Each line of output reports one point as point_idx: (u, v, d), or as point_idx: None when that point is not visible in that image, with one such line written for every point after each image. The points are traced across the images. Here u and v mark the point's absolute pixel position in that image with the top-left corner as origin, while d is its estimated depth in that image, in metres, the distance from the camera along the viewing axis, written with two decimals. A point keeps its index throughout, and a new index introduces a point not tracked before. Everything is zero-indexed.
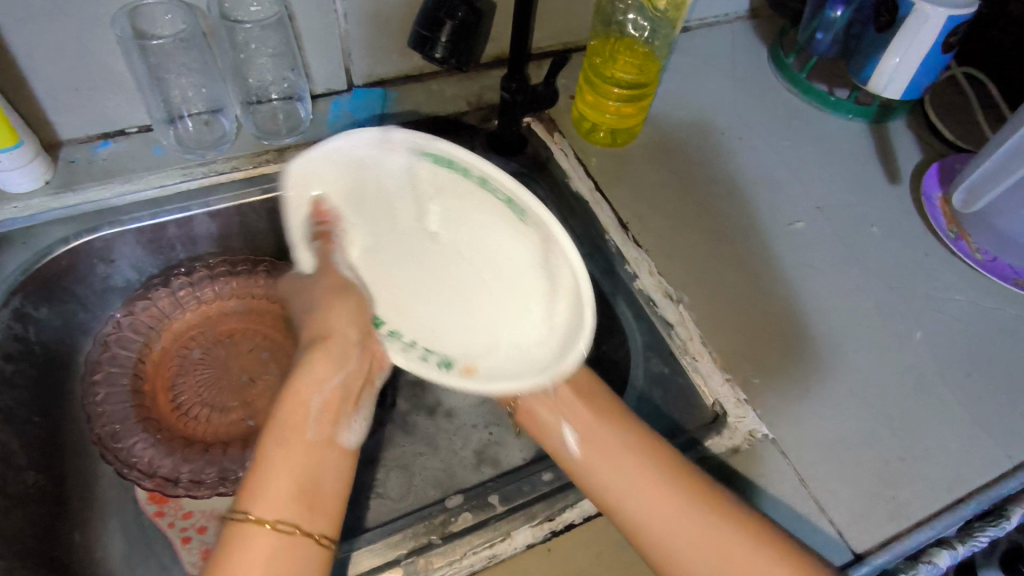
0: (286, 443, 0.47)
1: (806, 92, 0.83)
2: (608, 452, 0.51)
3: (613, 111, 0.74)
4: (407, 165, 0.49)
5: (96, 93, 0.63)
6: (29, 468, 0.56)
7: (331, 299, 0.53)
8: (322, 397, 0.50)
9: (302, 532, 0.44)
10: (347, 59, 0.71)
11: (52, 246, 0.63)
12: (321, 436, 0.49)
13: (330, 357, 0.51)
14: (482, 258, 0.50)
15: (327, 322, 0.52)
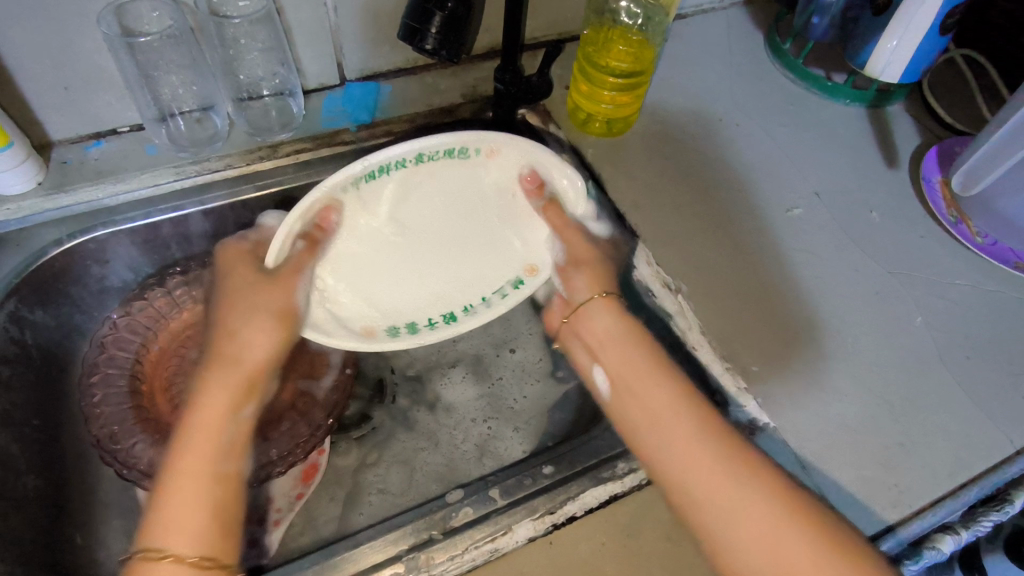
0: (194, 469, 0.46)
1: (803, 78, 0.83)
2: (632, 381, 0.53)
3: (609, 101, 0.73)
4: (351, 209, 0.58)
5: (86, 92, 0.63)
6: (28, 471, 0.56)
7: (248, 321, 0.53)
8: (230, 426, 0.49)
9: (207, 565, 0.44)
10: (339, 54, 0.71)
11: (45, 248, 0.62)
12: (228, 468, 0.48)
13: (229, 381, 0.51)
14: (490, 203, 0.62)
15: (243, 342, 0.53)
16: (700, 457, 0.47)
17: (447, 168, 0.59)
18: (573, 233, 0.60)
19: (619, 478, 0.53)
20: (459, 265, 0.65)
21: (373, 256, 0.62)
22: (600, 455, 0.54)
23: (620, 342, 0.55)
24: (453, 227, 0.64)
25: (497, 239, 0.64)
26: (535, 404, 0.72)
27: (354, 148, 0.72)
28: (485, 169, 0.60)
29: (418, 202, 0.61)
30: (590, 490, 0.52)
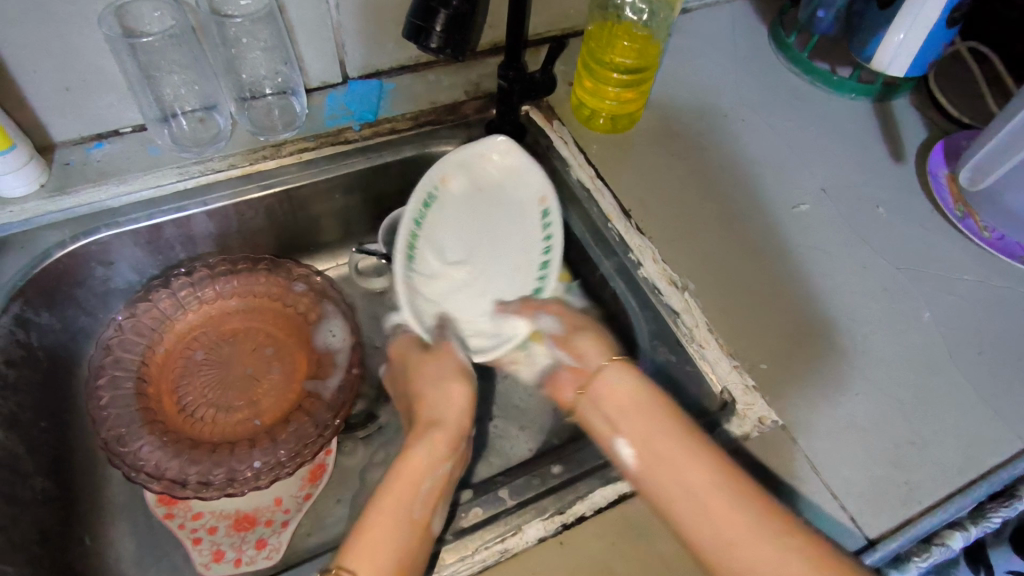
0: (392, 508, 0.46)
1: (808, 72, 0.82)
2: (668, 468, 0.47)
3: (614, 96, 0.72)
4: (427, 283, 0.62)
5: (88, 93, 0.62)
6: (37, 474, 0.56)
7: (439, 386, 0.55)
8: (435, 478, 0.48)
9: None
10: (341, 52, 0.70)
11: (49, 250, 0.62)
12: (422, 517, 0.46)
13: (448, 441, 0.51)
14: (497, 199, 0.64)
15: (440, 407, 0.53)
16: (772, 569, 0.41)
17: (438, 212, 0.63)
18: (559, 310, 0.60)
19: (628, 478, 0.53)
20: (518, 250, 0.64)
21: (465, 288, 0.63)
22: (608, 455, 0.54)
23: (653, 419, 0.49)
24: (494, 231, 0.64)
25: (509, 212, 0.64)
26: (541, 403, 0.73)
27: (357, 147, 0.72)
28: (449, 189, 0.63)
29: (448, 241, 0.63)
30: (599, 490, 0.52)
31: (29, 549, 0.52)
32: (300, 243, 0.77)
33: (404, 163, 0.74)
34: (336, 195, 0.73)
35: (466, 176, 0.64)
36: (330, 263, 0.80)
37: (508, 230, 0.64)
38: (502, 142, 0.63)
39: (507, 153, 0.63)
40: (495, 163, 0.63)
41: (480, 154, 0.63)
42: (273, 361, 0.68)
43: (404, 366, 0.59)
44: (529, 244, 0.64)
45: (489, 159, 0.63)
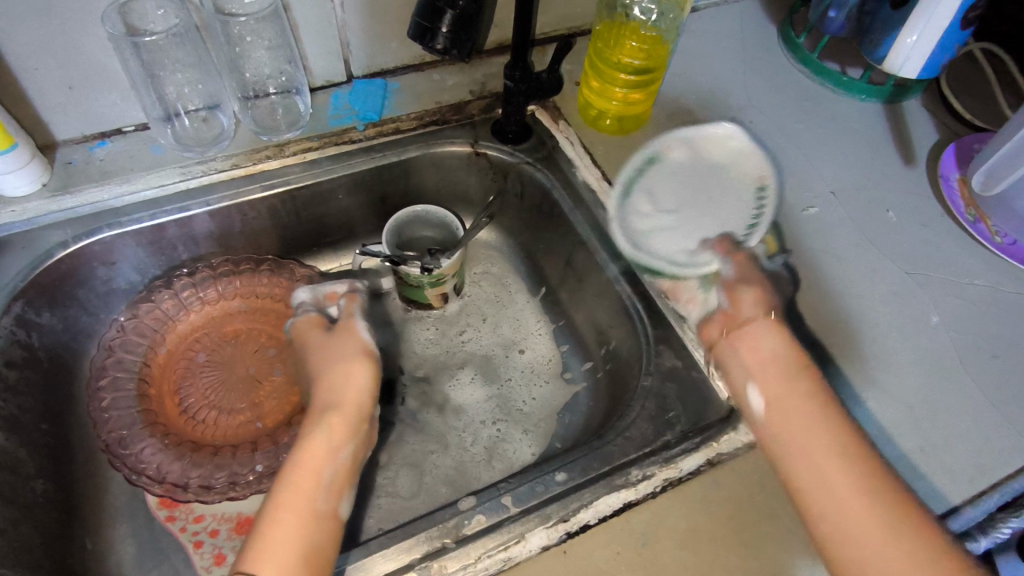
0: (292, 501, 0.43)
1: (818, 73, 0.81)
2: (786, 419, 0.48)
3: (620, 97, 0.72)
4: (624, 218, 0.67)
5: (90, 91, 0.62)
6: (37, 476, 0.56)
7: (338, 366, 0.51)
8: (335, 466, 0.46)
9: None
10: (346, 51, 0.70)
11: (51, 250, 0.62)
12: (328, 508, 0.44)
13: (347, 423, 0.48)
14: (726, 163, 0.68)
15: (337, 385, 0.50)
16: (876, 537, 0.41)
17: (638, 168, 0.69)
18: (743, 258, 0.57)
19: (633, 485, 0.52)
20: (728, 205, 0.64)
21: (701, 228, 0.63)
22: (612, 462, 0.54)
23: (787, 372, 0.50)
24: (705, 183, 0.66)
25: (718, 174, 0.67)
26: (544, 406, 0.72)
27: (361, 147, 0.72)
28: (659, 155, 0.69)
29: (650, 192, 0.68)
30: (603, 499, 0.52)
31: (29, 552, 0.51)
32: (303, 243, 0.76)
33: (408, 164, 0.73)
34: (340, 195, 0.73)
35: (691, 142, 0.68)
36: (333, 263, 0.79)
37: (717, 189, 0.65)
38: (728, 128, 0.68)
39: (733, 136, 0.68)
40: (734, 144, 0.68)
41: (707, 139, 0.68)
42: (276, 361, 0.67)
43: (316, 346, 0.54)
44: (743, 207, 0.64)
45: (716, 130, 0.68)
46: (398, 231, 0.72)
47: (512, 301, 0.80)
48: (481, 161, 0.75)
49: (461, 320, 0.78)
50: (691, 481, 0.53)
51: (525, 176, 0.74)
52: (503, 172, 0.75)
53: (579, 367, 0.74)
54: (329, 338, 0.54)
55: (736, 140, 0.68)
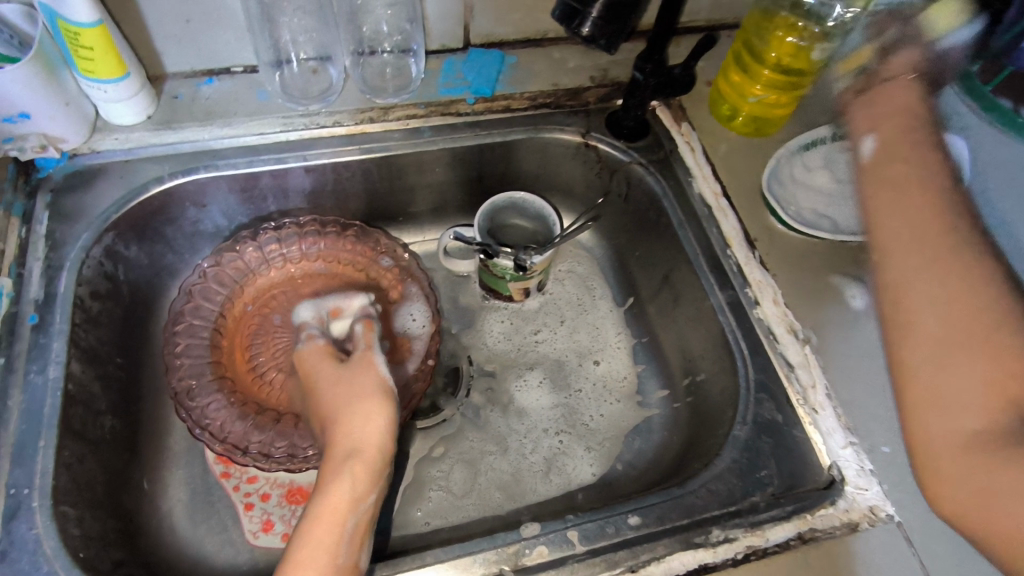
0: (313, 560, 0.41)
1: (987, 109, 0.71)
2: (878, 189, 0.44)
3: (755, 98, 0.65)
4: (785, 163, 0.64)
5: (207, 27, 0.59)
6: (107, 411, 0.55)
7: (355, 408, 0.47)
8: (357, 517, 0.43)
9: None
10: (469, 15, 0.65)
11: (147, 184, 0.61)
12: (349, 561, 0.42)
13: (370, 472, 0.44)
14: None
15: (357, 429, 0.45)
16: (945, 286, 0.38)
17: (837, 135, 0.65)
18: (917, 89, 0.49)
19: (712, 546, 0.47)
20: None
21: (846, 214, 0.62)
22: (692, 516, 0.49)
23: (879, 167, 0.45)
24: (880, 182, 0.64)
25: None
26: (613, 425, 0.68)
27: (468, 122, 0.67)
28: None
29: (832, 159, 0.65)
30: (678, 555, 0.47)
31: (91, 489, 0.50)
32: (390, 212, 0.73)
33: (512, 145, 0.69)
34: (437, 167, 0.69)
35: None
36: (417, 237, 0.76)
37: None
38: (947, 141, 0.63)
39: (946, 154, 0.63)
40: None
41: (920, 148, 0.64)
42: None
43: (332, 374, 0.50)
44: None
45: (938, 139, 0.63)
46: (491, 216, 0.68)
47: (594, 307, 0.74)
48: (589, 154, 0.69)
49: (538, 319, 0.73)
50: (778, 555, 0.48)
51: (634, 178, 0.68)
52: (610, 170, 0.70)
53: (657, 391, 0.69)
54: (346, 368, 0.50)
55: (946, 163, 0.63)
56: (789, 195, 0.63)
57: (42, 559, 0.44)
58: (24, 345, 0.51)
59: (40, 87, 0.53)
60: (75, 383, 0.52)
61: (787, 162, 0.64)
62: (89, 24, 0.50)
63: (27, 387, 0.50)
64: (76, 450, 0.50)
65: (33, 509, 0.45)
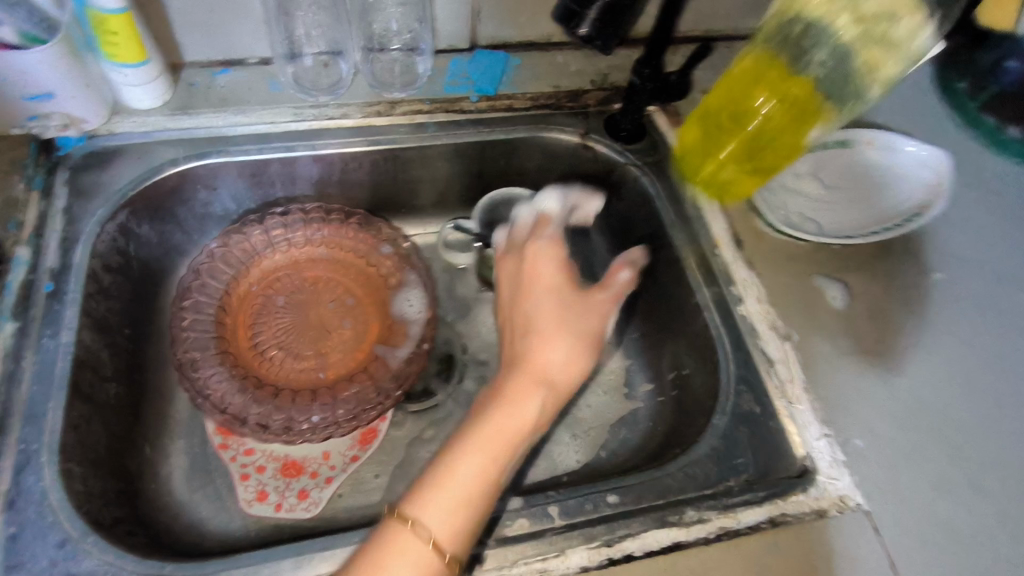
0: (487, 460, 0.43)
1: (972, 125, 0.73)
2: None
3: (726, 152, 0.64)
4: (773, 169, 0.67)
5: (225, 18, 0.62)
6: (113, 379, 0.58)
7: (559, 336, 0.49)
8: (526, 440, 0.45)
9: (447, 557, 0.40)
10: (475, 18, 0.68)
11: (161, 166, 0.63)
12: (504, 484, 0.44)
13: (551, 400, 0.47)
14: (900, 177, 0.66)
15: (554, 358, 0.48)
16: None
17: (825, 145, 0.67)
18: None
19: (686, 526, 0.50)
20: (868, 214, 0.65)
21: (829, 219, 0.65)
22: (668, 497, 0.51)
23: None
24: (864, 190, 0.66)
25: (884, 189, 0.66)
26: (599, 416, 0.70)
27: (471, 119, 0.70)
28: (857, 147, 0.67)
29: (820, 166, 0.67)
30: (652, 532, 0.49)
31: (95, 450, 0.53)
32: (392, 204, 0.76)
33: (513, 143, 0.71)
34: (439, 162, 0.72)
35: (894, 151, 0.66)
36: (419, 229, 0.79)
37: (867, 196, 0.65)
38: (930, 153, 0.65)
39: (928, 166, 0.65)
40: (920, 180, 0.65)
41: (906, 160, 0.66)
42: (349, 314, 0.67)
43: (558, 300, 0.51)
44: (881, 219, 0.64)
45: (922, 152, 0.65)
46: (490, 210, 0.70)
47: None
48: (587, 154, 0.72)
49: None
50: (748, 536, 0.50)
51: (629, 179, 0.71)
52: (606, 171, 0.72)
53: (644, 385, 0.71)
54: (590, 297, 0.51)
55: (928, 174, 0.65)
56: (777, 199, 0.66)
57: (47, 509, 0.46)
58: (39, 311, 0.54)
59: (64, 68, 0.55)
60: (85, 349, 0.55)
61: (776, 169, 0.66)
62: (115, 11, 0.53)
63: (40, 350, 0.52)
64: (83, 412, 0.52)
65: (41, 463, 0.47)
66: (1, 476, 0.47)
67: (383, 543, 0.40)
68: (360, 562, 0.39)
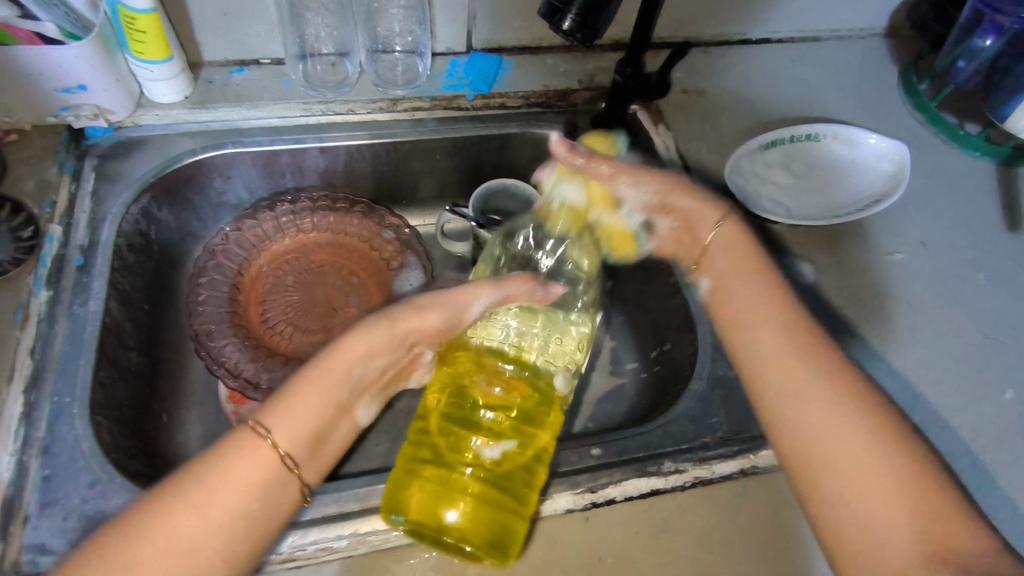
0: (334, 377, 0.49)
1: (932, 121, 0.79)
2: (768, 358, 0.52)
3: (498, 450, 0.49)
4: (749, 156, 0.72)
5: (242, 20, 0.68)
6: (134, 347, 0.62)
7: (429, 299, 0.54)
8: (364, 370, 0.51)
9: (297, 473, 0.46)
10: (471, 22, 0.74)
11: (181, 155, 0.69)
12: (348, 405, 0.50)
13: (390, 344, 0.52)
14: (861, 167, 0.72)
15: (422, 318, 0.53)
16: (768, 347, 0.53)
17: (794, 138, 0.73)
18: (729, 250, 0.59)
19: (663, 475, 0.54)
20: (834, 199, 0.70)
21: (800, 203, 0.70)
22: (648, 450, 0.56)
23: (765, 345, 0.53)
24: (827, 178, 0.72)
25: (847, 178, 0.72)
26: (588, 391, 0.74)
27: (467, 116, 0.76)
28: (819, 142, 0.73)
29: (790, 157, 0.73)
30: (632, 480, 0.54)
31: (118, 409, 0.57)
32: (394, 195, 0.81)
33: (506, 138, 0.77)
34: (437, 155, 0.77)
35: (856, 145, 0.73)
36: (419, 219, 0.84)
37: (830, 184, 0.71)
38: (886, 146, 0.71)
39: (891, 158, 0.71)
40: (881, 171, 0.71)
41: (865, 153, 0.72)
42: (353, 295, 0.72)
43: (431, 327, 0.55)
44: (846, 203, 0.70)
45: (879, 141, 0.72)
46: (484, 199, 0.75)
47: None
48: None
49: None
50: (720, 484, 0.54)
51: None
52: None
53: (630, 363, 0.75)
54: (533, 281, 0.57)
55: (889, 166, 0.71)
56: (752, 186, 0.70)
57: (79, 455, 0.51)
58: (70, 282, 0.59)
59: (97, 63, 0.61)
60: (111, 317, 0.59)
61: (749, 158, 0.72)
62: (144, 11, 0.59)
63: (71, 316, 0.57)
64: (109, 374, 0.57)
65: (74, 415, 0.52)
66: (37, 425, 0.52)
67: (220, 461, 0.44)
68: (204, 472, 0.43)
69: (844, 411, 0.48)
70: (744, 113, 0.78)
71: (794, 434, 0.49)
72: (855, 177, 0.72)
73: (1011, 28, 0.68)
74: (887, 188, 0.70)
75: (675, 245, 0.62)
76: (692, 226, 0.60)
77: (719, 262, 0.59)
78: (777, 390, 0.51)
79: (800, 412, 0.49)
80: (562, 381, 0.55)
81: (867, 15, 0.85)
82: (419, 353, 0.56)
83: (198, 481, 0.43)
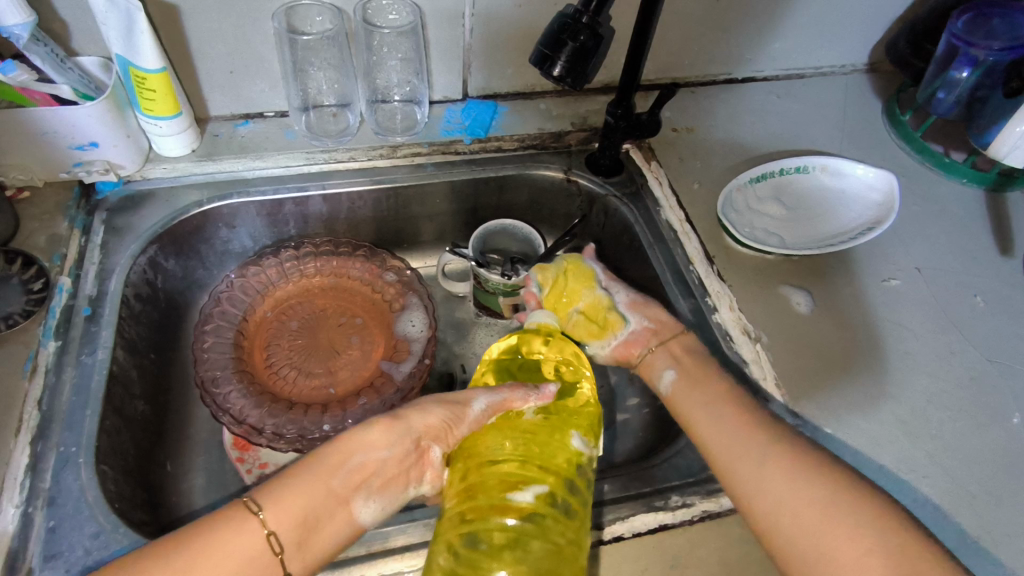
0: (334, 462, 0.49)
1: (919, 151, 0.81)
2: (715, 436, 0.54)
3: (531, 493, 0.47)
4: (742, 192, 0.74)
5: (246, 77, 0.71)
6: (140, 396, 0.63)
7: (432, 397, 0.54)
8: (365, 458, 0.50)
9: (281, 557, 0.45)
10: (466, 72, 0.77)
11: (187, 207, 0.71)
12: (348, 497, 0.48)
13: (392, 434, 0.51)
14: (852, 196, 0.74)
15: (420, 416, 0.52)
16: (725, 433, 0.53)
17: (785, 170, 0.75)
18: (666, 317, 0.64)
19: (671, 509, 0.54)
20: (826, 230, 0.72)
21: (794, 235, 0.72)
22: (654, 484, 0.55)
23: (715, 424, 0.54)
24: (819, 209, 0.73)
25: (838, 207, 0.73)
26: None
27: (465, 160, 0.78)
28: (810, 172, 0.75)
29: (782, 190, 0.75)
30: (640, 515, 0.53)
31: (123, 458, 0.57)
32: (396, 239, 0.83)
33: (503, 180, 0.79)
34: (436, 199, 0.79)
35: (845, 175, 0.75)
36: (420, 262, 0.86)
37: (823, 214, 0.73)
38: (875, 175, 0.73)
39: (880, 188, 0.73)
40: (869, 201, 0.73)
41: (854, 184, 0.74)
42: (357, 338, 0.73)
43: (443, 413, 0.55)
44: (840, 232, 0.71)
45: (867, 172, 0.74)
46: (483, 240, 0.76)
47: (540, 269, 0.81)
48: (571, 188, 0.79)
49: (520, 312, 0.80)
50: (729, 517, 0.54)
51: (610, 209, 0.77)
52: (589, 202, 0.79)
53: (632, 398, 0.74)
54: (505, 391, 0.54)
55: (878, 194, 0.73)
56: (744, 219, 0.72)
57: (84, 505, 0.51)
58: (78, 332, 0.60)
59: (109, 122, 0.63)
60: (117, 366, 0.60)
61: (740, 192, 0.73)
62: (155, 71, 0.62)
63: (79, 366, 0.58)
64: (115, 423, 0.57)
65: (80, 464, 0.52)
66: (42, 476, 0.52)
67: (205, 530, 0.44)
68: (192, 539, 0.43)
69: (800, 485, 0.48)
70: (733, 148, 0.80)
71: (770, 518, 0.48)
72: (846, 208, 0.73)
73: (986, 60, 0.70)
74: (878, 217, 0.71)
75: (637, 347, 0.64)
76: (661, 332, 0.63)
77: (683, 358, 0.60)
78: (741, 468, 0.51)
79: (769, 491, 0.49)
80: (579, 440, 0.52)
81: (848, 53, 0.88)
82: (427, 451, 0.53)
83: (181, 549, 0.43)
